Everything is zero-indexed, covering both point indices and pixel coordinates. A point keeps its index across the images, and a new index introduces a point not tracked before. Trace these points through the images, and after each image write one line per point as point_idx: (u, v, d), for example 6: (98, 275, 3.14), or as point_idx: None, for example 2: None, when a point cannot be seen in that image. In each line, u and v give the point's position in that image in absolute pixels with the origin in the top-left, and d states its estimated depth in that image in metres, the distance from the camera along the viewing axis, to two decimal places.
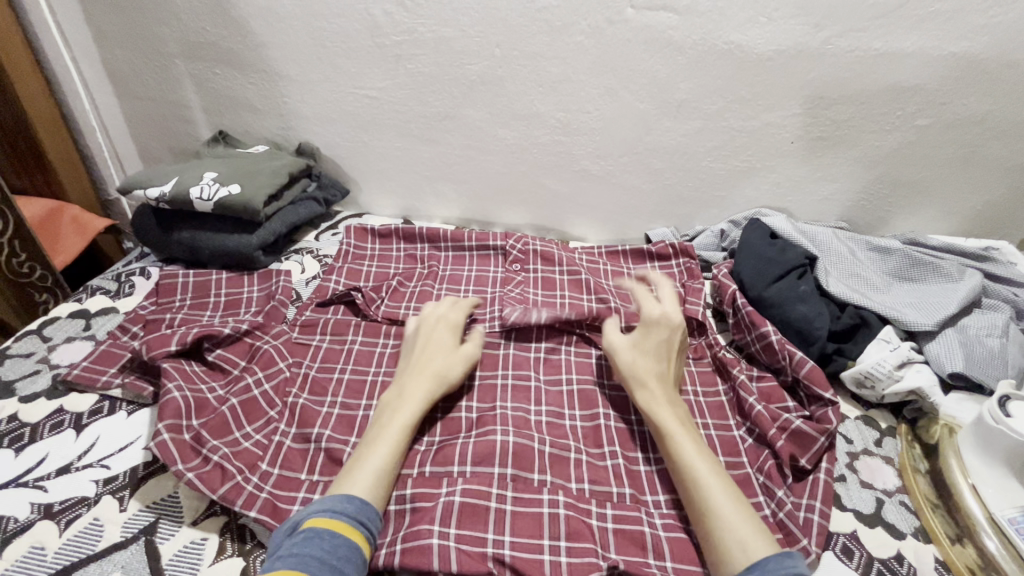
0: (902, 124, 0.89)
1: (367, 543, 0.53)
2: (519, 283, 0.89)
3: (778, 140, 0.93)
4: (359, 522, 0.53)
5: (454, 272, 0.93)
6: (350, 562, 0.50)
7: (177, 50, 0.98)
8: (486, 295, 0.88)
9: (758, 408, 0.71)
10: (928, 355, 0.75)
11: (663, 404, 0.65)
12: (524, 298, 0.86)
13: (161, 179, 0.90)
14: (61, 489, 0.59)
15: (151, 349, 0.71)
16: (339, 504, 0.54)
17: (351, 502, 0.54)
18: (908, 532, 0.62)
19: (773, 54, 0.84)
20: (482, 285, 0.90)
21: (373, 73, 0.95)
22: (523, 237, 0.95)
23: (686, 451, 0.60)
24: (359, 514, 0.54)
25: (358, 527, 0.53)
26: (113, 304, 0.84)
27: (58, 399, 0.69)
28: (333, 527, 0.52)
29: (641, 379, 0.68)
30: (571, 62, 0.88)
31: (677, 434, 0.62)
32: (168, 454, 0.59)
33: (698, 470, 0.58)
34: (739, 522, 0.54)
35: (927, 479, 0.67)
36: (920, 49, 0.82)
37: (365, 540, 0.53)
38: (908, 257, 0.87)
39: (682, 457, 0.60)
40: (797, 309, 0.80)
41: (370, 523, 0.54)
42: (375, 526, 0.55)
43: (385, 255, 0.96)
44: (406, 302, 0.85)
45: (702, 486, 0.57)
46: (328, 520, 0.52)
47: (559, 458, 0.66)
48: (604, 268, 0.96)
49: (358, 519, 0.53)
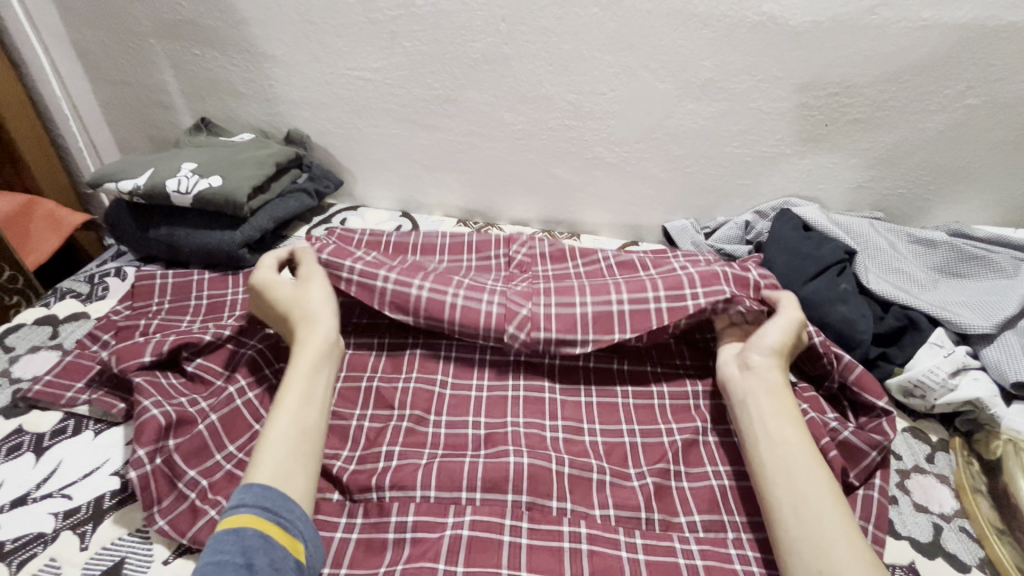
0: (949, 104, 0.81)
1: (279, 528, 0.46)
2: (526, 280, 0.78)
3: (811, 123, 0.85)
4: (264, 509, 0.46)
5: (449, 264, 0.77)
6: (265, 546, 0.44)
7: (152, 29, 0.90)
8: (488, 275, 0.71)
9: (809, 415, 0.63)
10: (985, 362, 0.68)
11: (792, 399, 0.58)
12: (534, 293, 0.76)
13: (136, 170, 0.82)
14: (15, 526, 0.52)
15: (121, 361, 0.63)
16: (236, 497, 0.47)
17: (250, 490, 0.47)
18: (974, 564, 0.55)
19: (809, 26, 0.76)
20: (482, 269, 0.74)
21: (366, 53, 0.87)
22: (527, 241, 0.85)
23: (802, 446, 0.54)
24: (262, 500, 0.47)
25: (263, 514, 0.46)
26: (84, 309, 0.77)
27: (17, 419, 0.61)
28: (235, 524, 0.45)
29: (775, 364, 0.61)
30: (585, 37, 0.80)
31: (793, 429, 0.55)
32: (150, 492, 0.53)
33: (819, 473, 0.52)
34: (847, 540, 0.47)
35: (988, 501, 0.60)
36: (973, 20, 0.73)
37: (276, 527, 0.46)
38: (955, 250, 0.79)
39: (800, 454, 0.53)
40: (838, 310, 0.72)
41: (278, 507, 0.47)
42: (285, 509, 0.47)
43: (373, 241, 0.86)
44: (387, 271, 0.69)
45: (818, 488, 0.50)
46: (230, 519, 0.46)
47: (580, 481, 0.59)
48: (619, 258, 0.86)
49: (260, 506, 0.46)
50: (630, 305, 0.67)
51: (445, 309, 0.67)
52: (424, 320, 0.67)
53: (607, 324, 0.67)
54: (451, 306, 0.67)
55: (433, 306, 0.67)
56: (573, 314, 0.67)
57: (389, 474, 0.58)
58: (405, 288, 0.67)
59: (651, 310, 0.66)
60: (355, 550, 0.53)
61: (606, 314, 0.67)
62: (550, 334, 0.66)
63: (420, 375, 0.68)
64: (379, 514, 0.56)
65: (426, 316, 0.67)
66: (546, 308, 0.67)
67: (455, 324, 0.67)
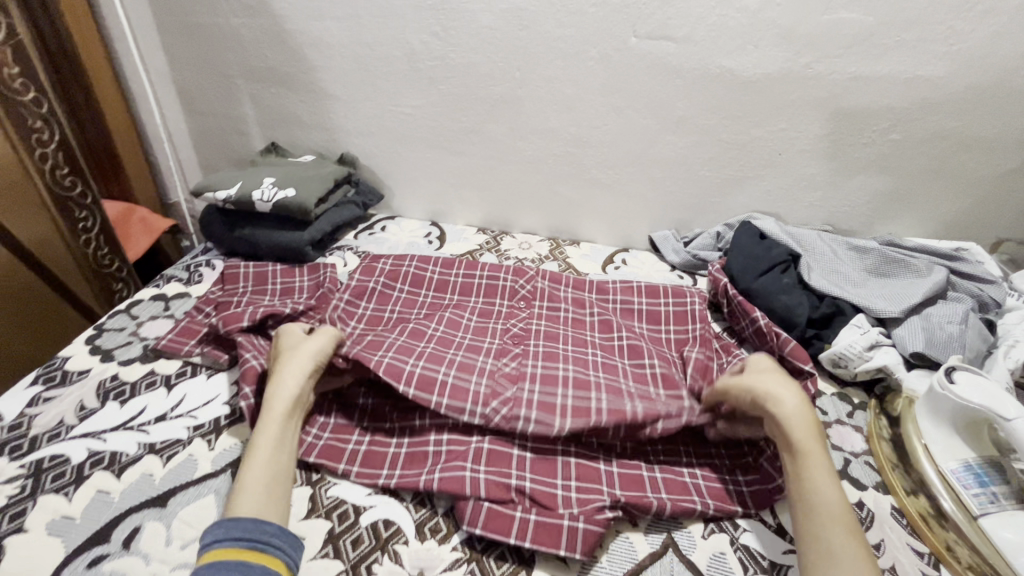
0: (878, 138, 1.01)
1: (253, 551, 0.54)
2: (517, 355, 0.81)
3: (768, 152, 1.05)
4: (236, 538, 0.55)
5: (445, 333, 0.85)
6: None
7: (240, 73, 1.13)
8: (476, 361, 0.79)
9: None
10: (895, 338, 0.86)
11: (812, 439, 0.63)
12: (526, 355, 0.81)
13: (228, 183, 1.04)
14: (160, 432, 0.71)
15: (227, 324, 0.82)
16: (212, 532, 0.55)
17: (221, 527, 0.56)
18: (871, 485, 0.72)
19: (760, 77, 0.96)
20: (481, 334, 0.87)
21: (409, 93, 1.09)
22: (533, 277, 0.99)
23: (823, 488, 0.60)
24: (235, 532, 0.55)
25: (236, 543, 0.54)
26: (186, 290, 0.98)
27: (150, 364, 0.81)
28: (212, 558, 0.53)
29: (791, 400, 0.66)
30: (583, 84, 1.01)
31: (818, 472, 0.61)
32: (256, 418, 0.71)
33: (838, 515, 0.57)
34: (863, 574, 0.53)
35: (890, 442, 0.77)
36: (888, 73, 0.93)
37: (251, 550, 0.54)
38: (882, 255, 0.97)
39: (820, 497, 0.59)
40: (780, 299, 0.91)
41: (250, 532, 0.56)
42: (258, 531, 0.56)
43: (399, 262, 1.01)
44: (383, 351, 0.76)
45: (837, 531, 0.56)
46: (209, 552, 0.54)
47: (576, 417, 0.74)
48: (613, 284, 1.00)
49: (232, 536, 0.55)
50: (609, 402, 0.73)
51: (435, 385, 0.72)
52: (415, 392, 0.72)
53: (584, 412, 0.71)
54: (443, 382, 0.73)
55: (423, 382, 0.72)
56: (554, 400, 0.73)
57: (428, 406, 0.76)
58: (399, 366, 0.74)
59: (628, 408, 0.72)
60: (405, 460, 0.70)
61: (585, 407, 0.72)
62: (529, 415, 0.71)
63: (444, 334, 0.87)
64: (421, 435, 0.73)
65: (417, 387, 0.72)
66: (530, 393, 0.74)
67: (443, 400, 0.71)
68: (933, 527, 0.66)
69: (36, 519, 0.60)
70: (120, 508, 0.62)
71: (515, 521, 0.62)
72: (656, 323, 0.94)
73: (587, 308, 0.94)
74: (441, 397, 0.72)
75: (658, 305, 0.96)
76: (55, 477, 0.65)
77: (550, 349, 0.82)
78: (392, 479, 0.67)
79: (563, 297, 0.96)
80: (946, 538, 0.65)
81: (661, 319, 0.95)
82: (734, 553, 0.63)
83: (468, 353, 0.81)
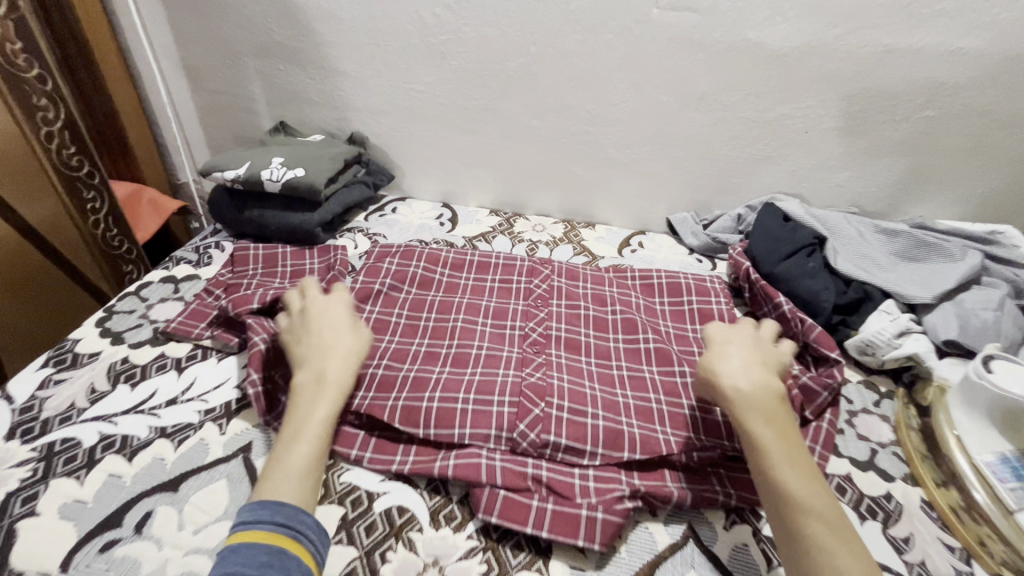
0: (911, 115, 0.96)
1: (293, 542, 0.50)
2: (540, 366, 0.76)
3: (794, 129, 1.00)
4: (278, 525, 0.50)
5: (460, 350, 0.79)
6: (281, 563, 0.48)
7: (247, 49, 1.10)
8: (496, 378, 0.73)
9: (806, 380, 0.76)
10: (926, 325, 0.83)
11: (760, 415, 0.59)
12: (550, 365, 0.76)
13: (236, 163, 1.02)
14: (172, 416, 0.70)
15: (237, 306, 0.81)
16: (254, 511, 0.51)
17: (265, 507, 0.51)
18: (898, 476, 0.70)
19: (788, 49, 0.92)
20: (498, 341, 0.81)
21: (420, 69, 1.05)
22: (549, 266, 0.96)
23: (779, 470, 0.55)
24: (277, 517, 0.51)
25: (277, 530, 0.50)
26: (196, 272, 0.97)
27: (160, 347, 0.80)
28: (250, 540, 0.49)
29: (735, 380, 0.62)
30: (602, 58, 0.97)
31: (772, 453, 0.56)
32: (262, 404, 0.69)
33: (799, 495, 0.53)
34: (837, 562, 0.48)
35: (918, 433, 0.74)
36: (927, 45, 0.88)
37: (294, 543, 0.50)
38: (912, 239, 0.93)
39: (776, 480, 0.54)
40: (804, 284, 0.88)
41: (293, 520, 0.51)
42: (300, 522, 0.51)
43: (407, 253, 0.95)
44: (397, 392, 0.71)
45: (800, 514, 0.51)
46: (245, 533, 0.49)
47: (613, 431, 0.69)
48: (632, 280, 0.96)
49: (276, 522, 0.50)
50: (640, 430, 0.69)
51: (455, 416, 0.68)
52: (434, 432, 0.68)
53: (616, 439, 0.68)
54: (462, 413, 0.69)
55: (442, 417, 0.68)
56: (584, 425, 0.69)
57: (440, 383, 0.72)
58: (414, 406, 0.69)
59: (661, 438, 0.69)
60: (418, 447, 0.68)
61: (616, 432, 0.68)
62: (559, 443, 0.67)
63: (466, 317, 0.85)
64: None
65: (436, 427, 0.68)
66: (558, 412, 0.69)
67: (466, 431, 0.67)
68: (965, 522, 0.64)
69: (48, 503, 0.60)
70: (131, 493, 0.61)
71: (531, 510, 0.61)
72: (680, 321, 0.89)
73: (605, 290, 0.92)
74: (462, 431, 0.67)
75: (680, 305, 0.91)
76: (67, 461, 0.64)
77: (572, 362, 0.78)
78: (406, 465, 0.66)
79: (581, 279, 0.94)
80: (979, 533, 0.62)
81: (684, 317, 0.90)
82: (757, 546, 0.61)
83: (487, 367, 0.75)
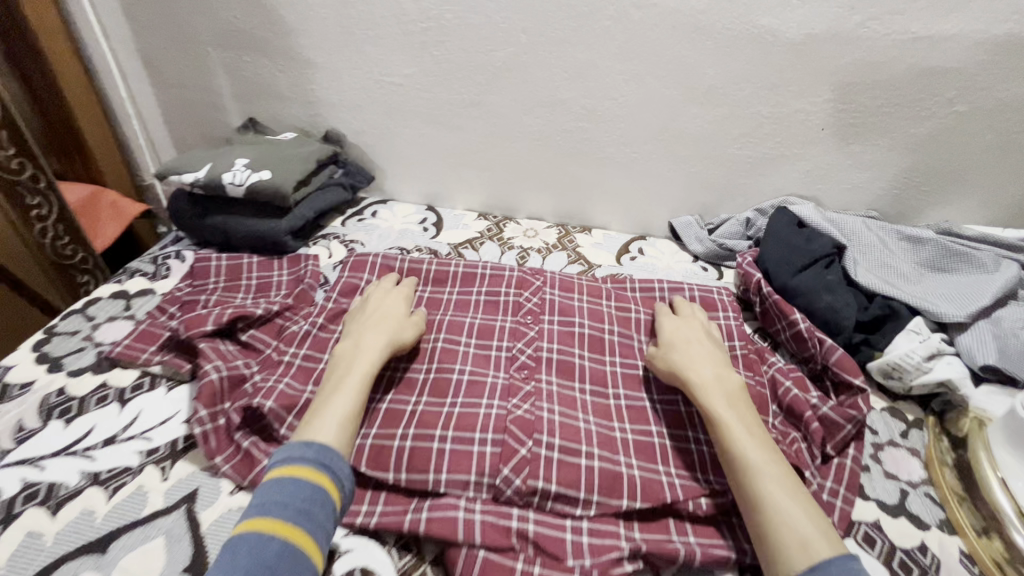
0: (940, 110, 0.87)
1: (332, 484, 0.52)
2: (528, 396, 0.67)
3: (810, 126, 0.91)
4: (321, 464, 0.53)
5: (440, 374, 0.69)
6: (320, 504, 0.50)
7: (210, 39, 1.00)
8: (478, 412, 0.64)
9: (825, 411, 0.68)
10: (959, 347, 0.75)
11: (715, 395, 0.61)
12: (539, 395, 0.67)
13: (196, 164, 0.92)
14: (108, 459, 0.61)
15: (188, 328, 0.72)
16: (298, 449, 0.53)
17: (308, 446, 0.54)
18: (933, 524, 0.62)
19: (805, 37, 0.82)
20: (482, 365, 0.72)
21: (398, 60, 0.96)
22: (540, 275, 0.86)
23: (737, 442, 0.56)
24: (320, 456, 0.53)
25: (318, 468, 0.52)
26: (151, 286, 0.88)
27: (102, 375, 0.71)
28: (294, 475, 0.51)
29: (691, 364, 0.65)
30: (599, 47, 0.88)
31: (730, 427, 0.58)
32: (211, 444, 0.61)
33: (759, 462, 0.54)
34: (798, 520, 0.49)
35: (954, 472, 0.66)
36: (960, 32, 0.79)
37: (332, 484, 0.52)
38: (939, 248, 0.85)
39: (736, 450, 0.56)
40: (823, 299, 0.79)
41: (334, 462, 0.53)
42: (338, 465, 0.54)
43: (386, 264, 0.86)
44: (366, 427, 0.63)
45: (760, 479, 0.53)
46: (288, 467, 0.52)
47: (610, 473, 0.60)
48: (631, 292, 0.87)
49: (319, 461, 0.53)
50: (640, 473, 0.61)
51: (431, 457, 0.60)
52: (406, 476, 0.59)
53: (613, 485, 0.59)
54: (439, 454, 0.60)
55: (417, 457, 0.60)
56: (576, 467, 0.60)
57: (414, 417, 0.64)
58: (385, 445, 0.61)
59: (663, 483, 0.60)
60: (388, 493, 0.60)
61: (614, 475, 0.60)
62: (548, 490, 0.58)
63: (446, 337, 0.75)
64: None
65: (409, 471, 0.59)
66: (547, 451, 0.61)
67: (442, 476, 0.59)
68: None
69: None
70: (51, 556, 0.53)
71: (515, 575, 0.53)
72: None
73: (602, 303, 0.83)
74: (438, 474, 0.59)
75: None
76: None
77: (564, 391, 0.69)
78: (372, 517, 0.57)
79: (575, 290, 0.84)
80: None
81: None
82: None
83: (469, 398, 0.66)
